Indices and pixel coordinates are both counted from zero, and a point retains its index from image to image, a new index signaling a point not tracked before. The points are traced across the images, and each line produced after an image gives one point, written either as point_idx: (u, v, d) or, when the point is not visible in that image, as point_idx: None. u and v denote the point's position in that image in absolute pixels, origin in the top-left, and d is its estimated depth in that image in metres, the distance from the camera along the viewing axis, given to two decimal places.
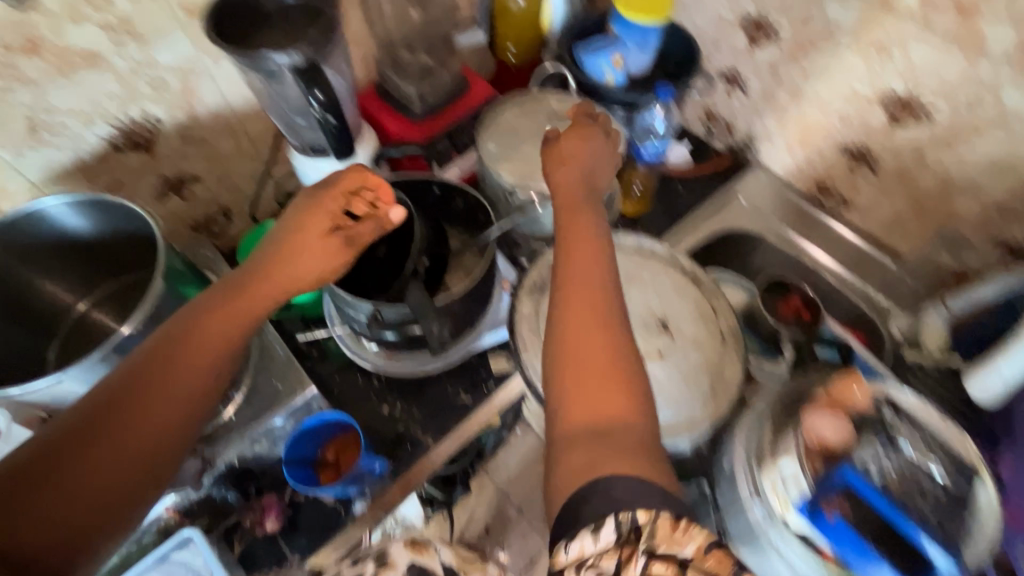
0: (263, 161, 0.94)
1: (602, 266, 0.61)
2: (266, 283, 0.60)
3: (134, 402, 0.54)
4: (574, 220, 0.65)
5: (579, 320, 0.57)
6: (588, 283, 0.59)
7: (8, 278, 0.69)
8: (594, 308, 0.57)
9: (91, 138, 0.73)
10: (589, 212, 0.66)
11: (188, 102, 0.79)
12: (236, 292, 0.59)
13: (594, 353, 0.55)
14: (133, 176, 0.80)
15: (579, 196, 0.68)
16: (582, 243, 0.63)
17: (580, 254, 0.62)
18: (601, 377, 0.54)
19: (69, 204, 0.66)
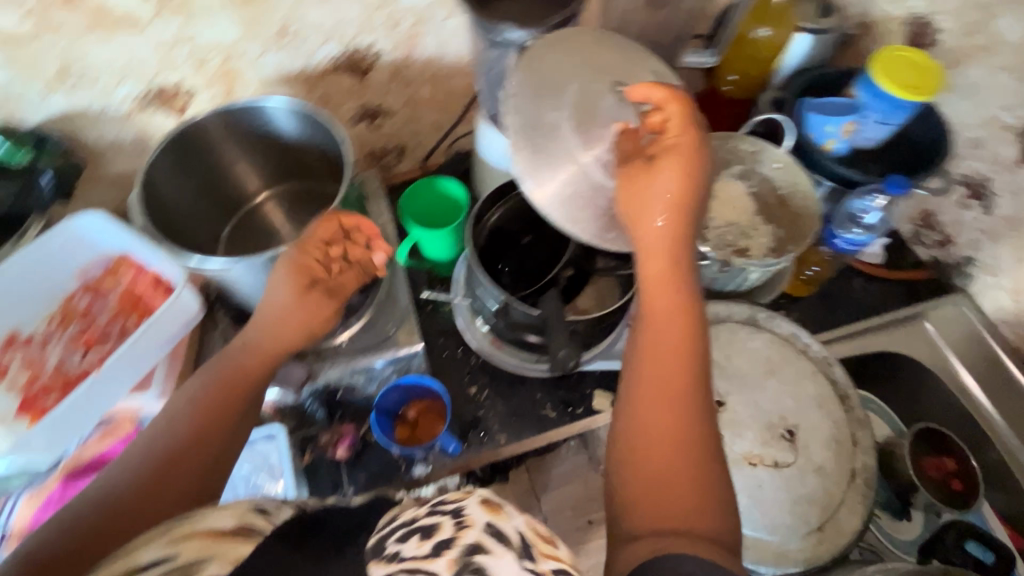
0: (450, 114, 0.97)
1: (687, 347, 0.49)
2: (253, 350, 0.58)
3: (198, 437, 0.52)
4: (662, 282, 0.50)
5: (653, 402, 0.47)
6: (670, 363, 0.48)
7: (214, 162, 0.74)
8: (671, 390, 0.47)
9: (322, 54, 0.79)
10: (683, 281, 0.51)
11: (410, 43, 0.82)
12: (224, 363, 0.57)
13: (663, 423, 0.46)
14: (340, 96, 0.86)
15: (684, 241, 0.51)
16: (672, 310, 0.50)
17: (663, 332, 0.49)
18: (669, 446, 0.45)
19: (288, 110, 0.70)
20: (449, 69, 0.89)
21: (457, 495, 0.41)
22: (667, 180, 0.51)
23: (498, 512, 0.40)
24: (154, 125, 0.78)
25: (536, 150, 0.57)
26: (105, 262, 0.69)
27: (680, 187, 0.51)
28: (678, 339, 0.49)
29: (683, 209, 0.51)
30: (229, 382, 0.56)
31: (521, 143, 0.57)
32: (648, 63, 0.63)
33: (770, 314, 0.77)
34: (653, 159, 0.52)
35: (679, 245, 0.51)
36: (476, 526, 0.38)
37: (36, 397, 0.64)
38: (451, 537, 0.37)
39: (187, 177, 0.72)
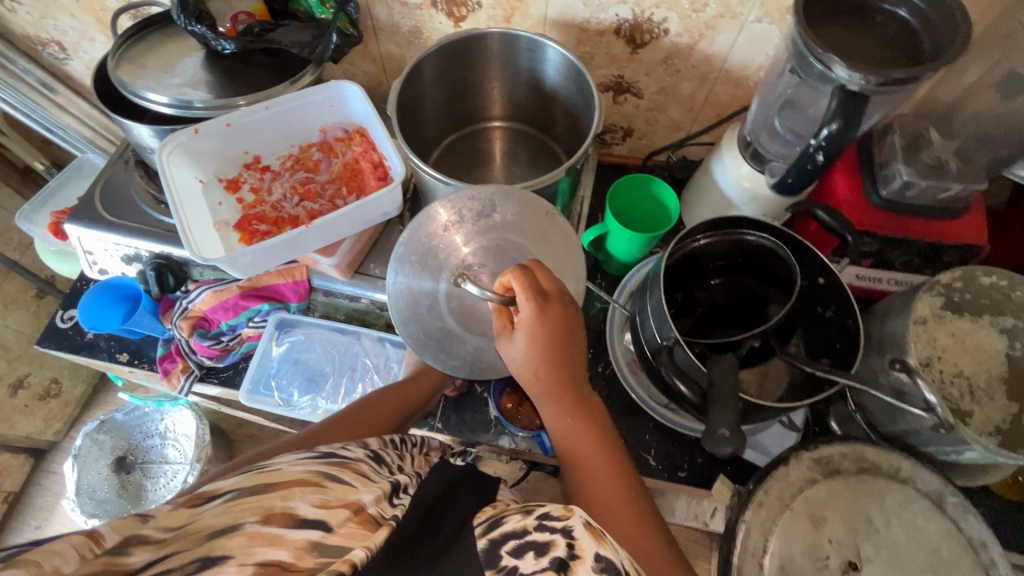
0: (696, 118, 0.89)
1: (604, 448, 0.57)
2: (407, 391, 0.71)
3: (383, 415, 0.67)
4: (569, 428, 0.58)
5: (610, 519, 0.53)
6: (603, 471, 0.56)
7: (470, 78, 0.77)
8: (613, 492, 0.55)
9: (610, 13, 0.75)
10: (586, 400, 0.58)
11: (702, 34, 0.75)
12: (407, 384, 0.72)
13: (608, 488, 0.55)
14: (603, 59, 0.82)
15: (572, 348, 0.56)
16: (578, 433, 0.57)
17: (589, 455, 0.57)
18: (620, 501, 0.55)
19: (560, 59, 0.69)
20: (724, 74, 0.80)
21: (561, 510, 0.41)
22: (532, 345, 0.54)
23: (601, 539, 0.40)
24: (430, 24, 0.81)
25: (445, 357, 0.64)
26: (344, 128, 0.78)
27: (547, 333, 0.53)
28: (603, 455, 0.57)
29: (561, 339, 0.54)
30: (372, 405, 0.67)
31: (432, 357, 0.64)
32: (464, 202, 0.62)
33: (963, 503, 0.63)
34: (514, 337, 0.55)
35: (569, 370, 0.56)
36: (585, 560, 0.38)
37: (252, 222, 0.74)
38: (566, 560, 0.38)
39: (444, 81, 0.75)
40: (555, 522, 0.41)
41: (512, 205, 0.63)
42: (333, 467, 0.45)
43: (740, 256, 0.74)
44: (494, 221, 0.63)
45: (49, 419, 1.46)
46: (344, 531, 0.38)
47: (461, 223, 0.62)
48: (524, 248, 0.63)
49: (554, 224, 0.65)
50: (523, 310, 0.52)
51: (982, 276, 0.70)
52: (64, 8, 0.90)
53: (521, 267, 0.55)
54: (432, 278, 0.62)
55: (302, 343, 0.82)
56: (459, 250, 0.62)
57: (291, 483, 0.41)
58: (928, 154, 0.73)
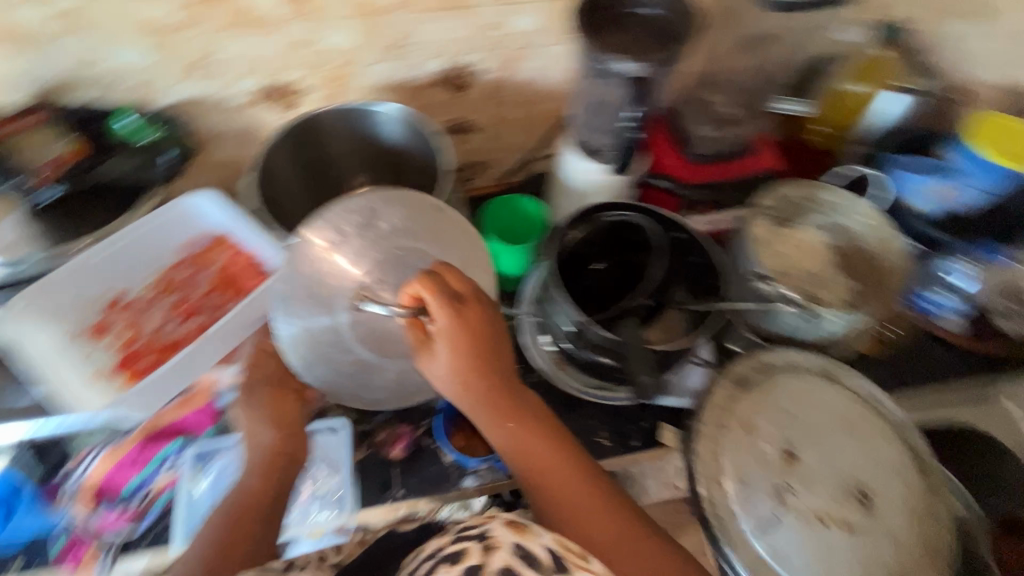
0: (533, 136, 0.99)
1: (551, 445, 0.62)
2: (268, 466, 0.67)
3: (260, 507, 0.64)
4: (509, 434, 0.61)
5: (578, 510, 0.59)
6: (556, 469, 0.61)
7: (320, 154, 0.80)
8: (575, 486, 0.60)
9: (426, 68, 0.83)
10: (519, 400, 0.62)
11: (509, 66, 0.86)
12: (261, 461, 0.67)
13: (567, 484, 0.60)
14: (434, 109, 0.90)
15: (494, 355, 0.59)
16: (521, 434, 0.61)
17: (539, 455, 0.61)
18: (581, 491, 0.60)
19: (393, 115, 0.74)
20: (540, 93, 0.92)
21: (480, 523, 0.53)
22: (454, 358, 0.57)
23: (521, 532, 0.51)
24: (264, 118, 0.83)
25: (367, 394, 0.70)
26: (204, 238, 0.77)
27: (468, 340, 0.56)
28: (546, 447, 0.61)
29: (483, 342, 0.57)
30: (231, 519, 0.62)
31: (356, 395, 0.70)
32: (349, 211, 0.65)
33: (846, 368, 0.76)
34: (434, 349, 0.57)
35: (498, 377, 0.60)
36: (502, 547, 0.49)
37: (138, 354, 0.72)
38: (475, 562, 0.48)
39: (295, 163, 0.77)
40: (472, 532, 0.52)
41: (393, 212, 0.67)
42: None
43: (607, 237, 0.83)
44: (379, 230, 0.66)
45: None
46: None
47: (339, 240, 0.65)
48: (421, 250, 0.66)
49: (443, 216, 0.68)
50: (440, 323, 0.55)
51: (785, 190, 0.86)
52: None
53: (429, 274, 0.57)
54: (328, 313, 0.67)
55: (230, 468, 0.72)
56: (352, 277, 0.65)
57: None
58: (713, 112, 0.90)
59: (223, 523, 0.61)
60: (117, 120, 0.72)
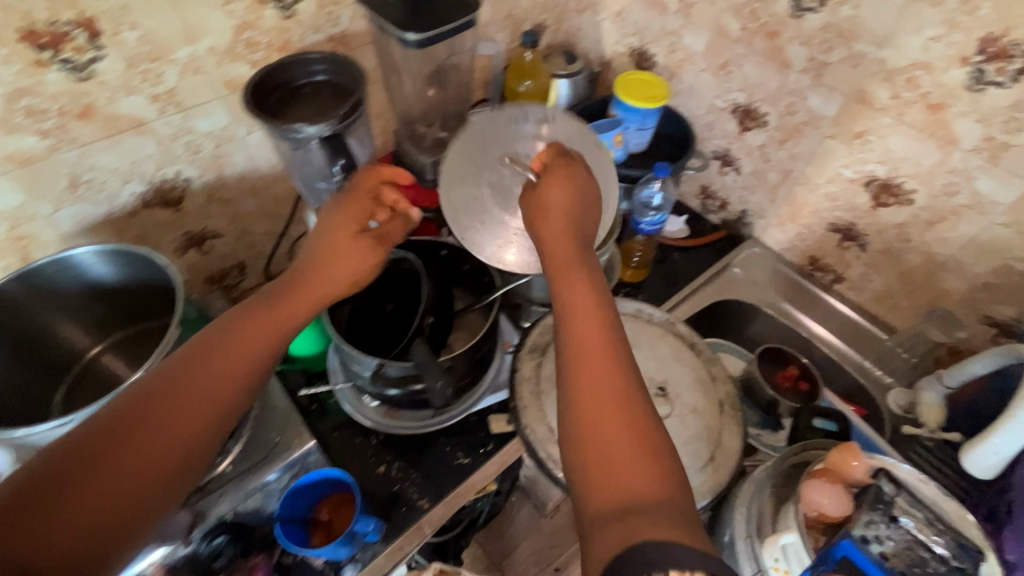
0: (281, 219, 1.00)
1: (614, 352, 0.58)
2: (231, 351, 0.60)
3: (184, 462, 0.56)
4: (568, 277, 0.64)
5: (591, 369, 0.56)
6: (601, 373, 0.56)
7: (28, 325, 0.70)
8: (610, 397, 0.55)
9: (125, 195, 0.79)
10: (598, 283, 0.64)
11: (219, 164, 0.86)
12: (238, 319, 0.62)
13: (610, 391, 0.55)
14: (158, 230, 0.85)
15: (574, 241, 0.67)
16: (581, 323, 0.60)
17: (587, 338, 0.59)
18: (612, 411, 0.54)
19: (99, 254, 0.69)
20: (266, 179, 0.93)
21: None
22: (561, 189, 0.69)
23: None
24: None
25: (479, 228, 0.80)
26: None
27: (570, 193, 0.69)
28: (599, 335, 0.59)
29: (574, 205, 0.69)
30: (98, 460, 0.52)
31: (464, 226, 0.80)
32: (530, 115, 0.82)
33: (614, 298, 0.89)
34: (552, 198, 0.69)
35: (577, 258, 0.66)
36: None
37: None
38: None
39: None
40: None
41: (568, 123, 0.81)
42: None
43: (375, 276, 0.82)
44: (545, 128, 0.81)
45: None
46: None
47: (546, 118, 0.82)
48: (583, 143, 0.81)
49: (594, 153, 0.81)
50: (552, 167, 0.71)
51: None
52: None
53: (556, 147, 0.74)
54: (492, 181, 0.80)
55: None
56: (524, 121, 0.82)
57: None
58: (429, 141, 1.02)
59: (105, 434, 0.53)
60: None
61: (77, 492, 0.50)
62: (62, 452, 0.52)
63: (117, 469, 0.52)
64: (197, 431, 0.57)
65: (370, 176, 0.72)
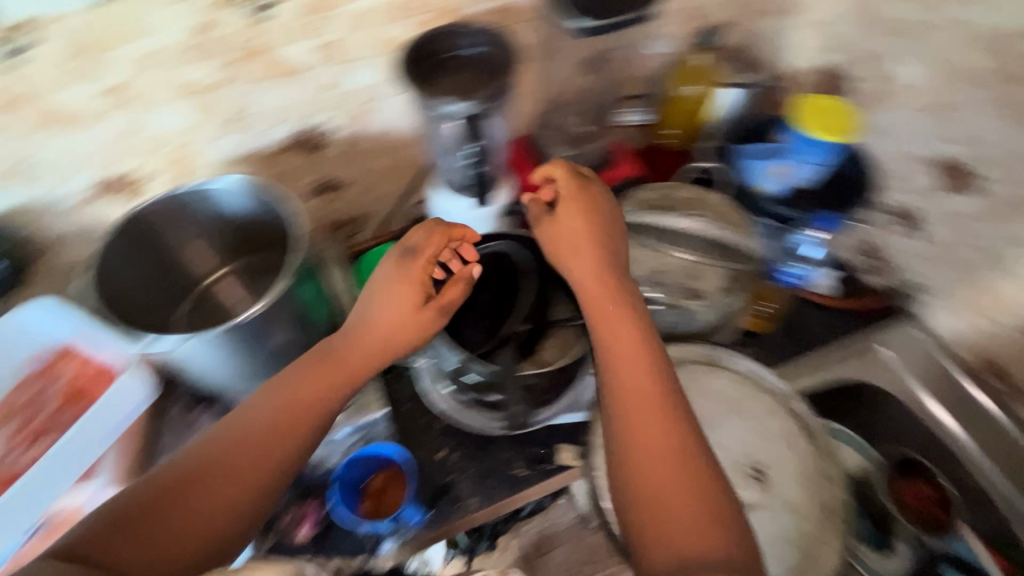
0: (406, 182, 1.00)
1: (657, 414, 0.58)
2: (356, 356, 0.66)
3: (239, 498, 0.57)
4: (614, 325, 0.65)
5: (641, 425, 0.58)
6: (655, 435, 0.57)
7: (166, 240, 0.75)
8: (666, 457, 0.56)
9: (274, 135, 0.82)
10: (649, 342, 0.64)
11: (362, 120, 0.87)
12: (324, 357, 0.66)
13: (661, 462, 0.56)
14: (296, 172, 0.90)
15: (609, 286, 0.68)
16: (629, 376, 0.61)
17: (637, 391, 0.60)
18: (681, 477, 0.55)
19: (238, 185, 0.72)
20: (400, 141, 0.93)
21: None
22: (572, 213, 0.72)
23: None
24: (108, 212, 0.80)
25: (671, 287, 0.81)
26: (41, 355, 0.69)
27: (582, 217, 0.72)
28: (650, 393, 0.60)
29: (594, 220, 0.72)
30: (176, 501, 0.56)
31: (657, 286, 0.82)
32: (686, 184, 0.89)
33: (727, 352, 0.78)
34: (557, 214, 0.73)
35: (633, 301, 0.67)
36: None
37: None
38: None
39: (137, 260, 0.73)
40: None
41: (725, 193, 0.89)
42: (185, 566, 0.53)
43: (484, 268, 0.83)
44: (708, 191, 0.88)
45: None
46: None
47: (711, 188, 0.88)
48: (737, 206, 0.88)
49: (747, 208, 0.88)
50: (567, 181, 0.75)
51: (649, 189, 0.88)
52: None
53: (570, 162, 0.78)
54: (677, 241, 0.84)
55: None
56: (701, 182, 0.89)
57: None
58: (567, 132, 0.96)
59: (152, 500, 0.55)
60: None
61: (177, 516, 0.55)
62: (131, 506, 0.55)
63: (164, 526, 0.54)
64: (284, 456, 0.60)
65: (427, 235, 0.71)
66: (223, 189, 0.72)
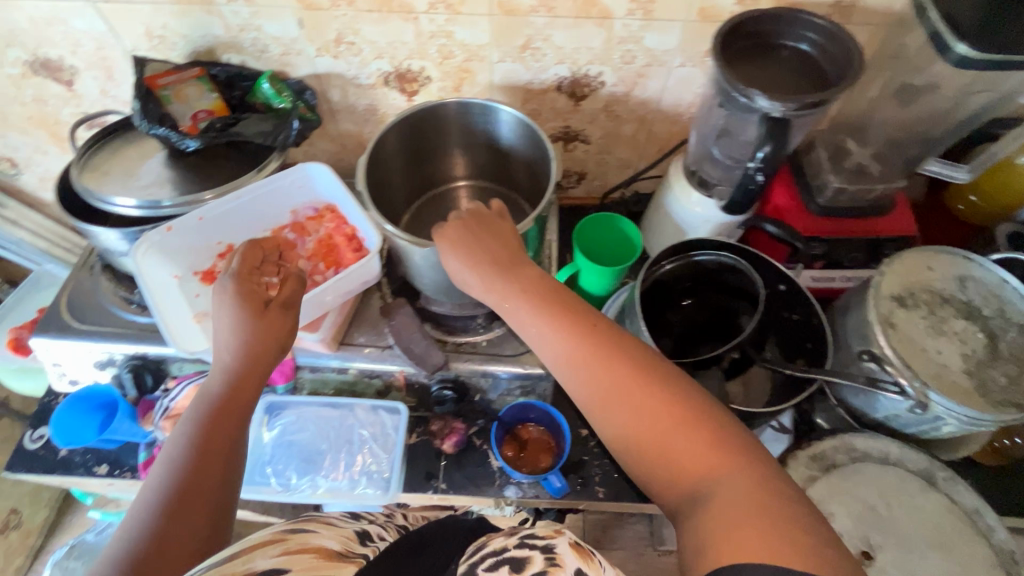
0: (643, 156, 0.96)
1: (678, 419, 0.45)
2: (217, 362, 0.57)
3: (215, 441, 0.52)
4: (592, 367, 0.50)
5: (666, 429, 0.45)
6: (680, 436, 0.45)
7: (431, 144, 0.80)
8: (707, 460, 0.43)
9: (550, 73, 0.82)
10: (613, 344, 0.50)
11: (635, 81, 0.83)
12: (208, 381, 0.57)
13: (694, 458, 0.44)
14: (549, 114, 0.89)
15: (537, 300, 0.55)
16: (631, 418, 0.47)
17: (657, 422, 0.46)
18: (705, 458, 0.43)
19: (513, 118, 0.73)
20: (660, 114, 0.88)
21: (549, 532, 0.45)
22: (474, 258, 0.60)
23: (588, 558, 0.43)
24: (385, 100, 0.86)
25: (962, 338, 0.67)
26: (314, 208, 0.81)
27: (482, 243, 0.61)
28: (665, 412, 0.46)
29: (491, 236, 0.61)
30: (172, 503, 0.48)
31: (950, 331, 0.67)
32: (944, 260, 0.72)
33: (951, 475, 0.66)
34: (460, 269, 0.61)
35: (563, 309, 0.53)
36: (566, 566, 0.41)
37: None
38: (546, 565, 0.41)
39: (406, 157, 0.79)
40: (540, 541, 0.44)
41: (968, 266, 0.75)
42: (293, 523, 0.48)
43: (703, 277, 0.79)
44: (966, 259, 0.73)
45: (9, 554, 1.28)
46: (309, 565, 0.43)
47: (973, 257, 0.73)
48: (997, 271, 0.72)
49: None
50: (457, 230, 0.62)
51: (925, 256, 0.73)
52: (16, 126, 0.93)
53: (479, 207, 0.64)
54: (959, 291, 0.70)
55: (294, 425, 0.81)
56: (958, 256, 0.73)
57: (253, 546, 0.44)
58: (850, 162, 0.81)
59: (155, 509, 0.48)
60: (261, 82, 0.79)
61: (176, 520, 0.48)
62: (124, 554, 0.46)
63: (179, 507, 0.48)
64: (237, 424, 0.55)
65: (460, 228, 0.62)
66: (506, 117, 0.74)
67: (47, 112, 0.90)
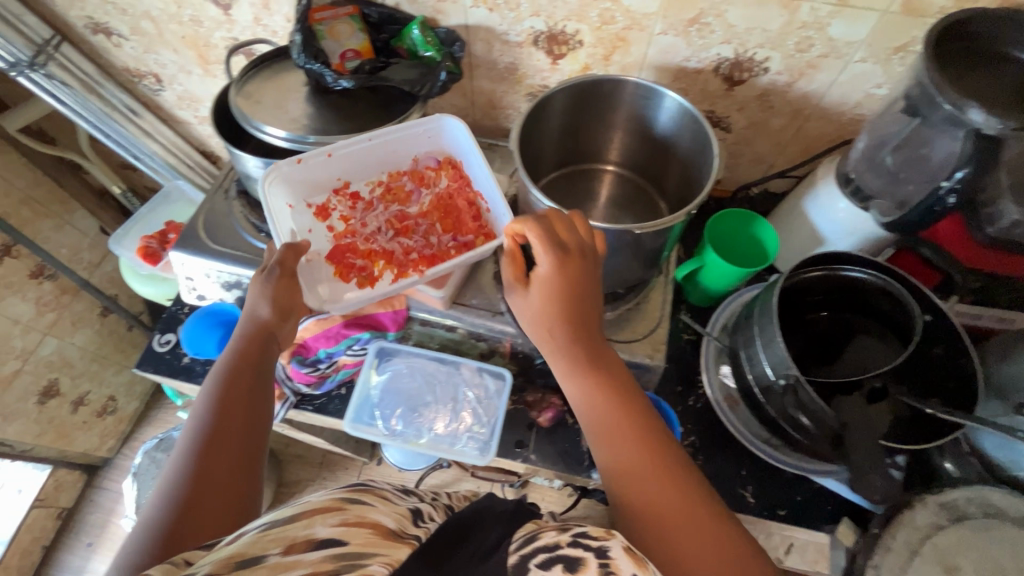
0: (785, 153, 0.89)
1: (667, 474, 0.54)
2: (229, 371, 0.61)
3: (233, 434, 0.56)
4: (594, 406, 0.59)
5: (647, 476, 0.54)
6: (663, 488, 0.53)
7: (582, 117, 0.77)
8: (678, 505, 0.52)
9: (711, 53, 0.77)
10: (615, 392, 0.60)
11: (802, 72, 0.76)
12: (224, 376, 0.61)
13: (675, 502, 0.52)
14: (695, 96, 0.84)
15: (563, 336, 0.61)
16: (622, 456, 0.56)
17: (636, 467, 0.55)
18: (679, 516, 0.51)
19: (679, 106, 0.69)
20: (818, 110, 0.81)
21: (601, 533, 0.47)
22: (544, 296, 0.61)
23: (640, 563, 0.44)
24: (528, 61, 0.84)
25: None
26: (435, 158, 0.83)
27: (563, 283, 0.59)
28: (651, 463, 0.55)
29: (573, 281, 0.60)
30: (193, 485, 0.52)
31: None
32: None
33: None
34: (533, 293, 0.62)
35: (580, 352, 0.61)
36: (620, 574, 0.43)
37: (345, 254, 0.78)
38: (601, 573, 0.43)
39: (556, 127, 0.76)
40: (591, 541, 0.46)
41: None
42: (353, 491, 0.49)
43: (840, 292, 0.74)
44: None
45: (105, 436, 1.41)
46: (364, 541, 0.43)
47: None
48: None
49: None
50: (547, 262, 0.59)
51: None
52: (169, 43, 0.96)
53: (543, 218, 0.61)
54: None
55: (402, 373, 0.84)
56: None
57: (314, 511, 0.45)
58: None
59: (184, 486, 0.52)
60: (412, 28, 0.78)
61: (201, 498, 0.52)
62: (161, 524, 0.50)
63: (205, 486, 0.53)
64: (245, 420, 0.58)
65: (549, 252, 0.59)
66: (671, 104, 0.69)
67: (199, 34, 0.92)
